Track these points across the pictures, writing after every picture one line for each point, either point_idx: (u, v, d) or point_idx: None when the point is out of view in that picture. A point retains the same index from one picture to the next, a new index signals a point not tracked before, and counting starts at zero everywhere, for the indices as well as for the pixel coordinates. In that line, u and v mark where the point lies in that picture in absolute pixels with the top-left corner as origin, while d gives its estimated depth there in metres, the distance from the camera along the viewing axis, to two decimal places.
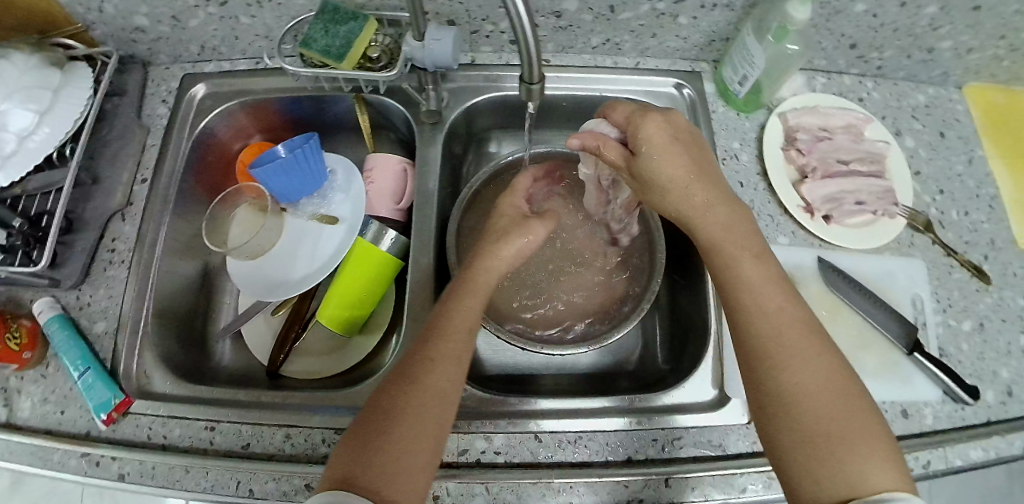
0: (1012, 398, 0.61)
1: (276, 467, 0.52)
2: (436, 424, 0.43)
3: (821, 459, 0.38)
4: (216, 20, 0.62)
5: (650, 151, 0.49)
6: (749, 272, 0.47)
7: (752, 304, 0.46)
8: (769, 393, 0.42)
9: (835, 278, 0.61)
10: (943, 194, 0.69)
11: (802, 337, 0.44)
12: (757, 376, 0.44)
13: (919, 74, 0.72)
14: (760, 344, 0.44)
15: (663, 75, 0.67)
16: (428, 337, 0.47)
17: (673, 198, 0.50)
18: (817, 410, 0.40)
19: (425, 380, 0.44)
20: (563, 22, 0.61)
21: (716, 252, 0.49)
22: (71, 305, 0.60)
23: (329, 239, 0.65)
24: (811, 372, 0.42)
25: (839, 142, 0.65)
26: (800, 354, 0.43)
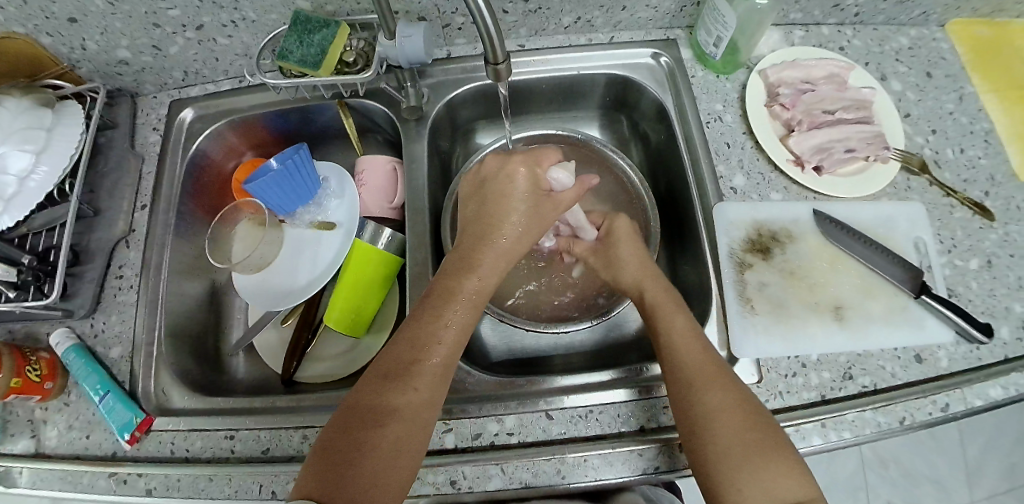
0: None
1: (297, 467, 0.53)
2: (417, 434, 0.44)
3: (741, 468, 0.43)
4: (195, 44, 0.64)
5: (622, 245, 0.60)
6: (678, 319, 0.53)
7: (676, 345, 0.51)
8: (690, 416, 0.47)
9: (833, 228, 0.59)
10: (936, 134, 0.68)
11: (716, 372, 0.49)
12: (681, 400, 0.48)
13: (898, 16, 0.71)
14: (686, 373, 0.49)
15: (639, 47, 0.66)
16: (404, 363, 0.46)
17: (633, 266, 0.59)
18: (733, 428, 0.45)
19: (398, 395, 0.44)
20: (532, 6, 0.61)
21: (661, 307, 0.54)
22: (86, 334, 0.61)
23: (328, 244, 0.66)
24: (724, 397, 0.47)
25: (822, 92, 0.64)
26: (716, 381, 0.48)
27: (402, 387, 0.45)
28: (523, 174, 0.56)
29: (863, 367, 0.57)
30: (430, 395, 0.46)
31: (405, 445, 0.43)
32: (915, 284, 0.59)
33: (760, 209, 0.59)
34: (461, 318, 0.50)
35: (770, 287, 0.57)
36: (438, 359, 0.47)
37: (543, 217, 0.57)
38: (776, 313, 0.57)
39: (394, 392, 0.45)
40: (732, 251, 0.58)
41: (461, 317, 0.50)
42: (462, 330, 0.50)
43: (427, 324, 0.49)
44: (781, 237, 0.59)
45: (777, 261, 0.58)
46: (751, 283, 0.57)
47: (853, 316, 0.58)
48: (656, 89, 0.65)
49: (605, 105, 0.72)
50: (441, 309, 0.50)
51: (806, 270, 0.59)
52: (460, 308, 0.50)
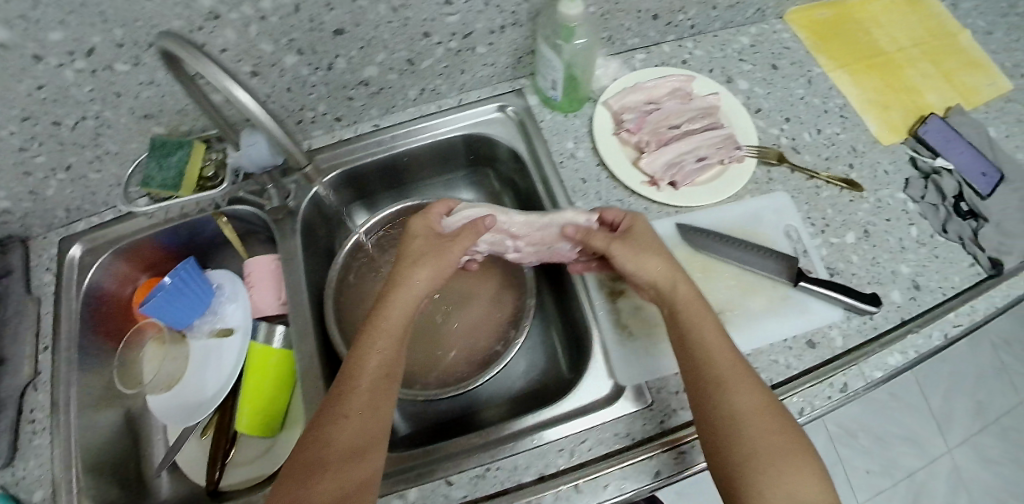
0: (920, 290, 0.64)
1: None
2: (364, 480, 0.44)
3: (765, 472, 0.43)
4: (70, 183, 0.66)
5: (642, 236, 0.55)
6: (708, 319, 0.50)
7: (705, 339, 0.49)
8: (718, 412, 0.45)
9: (698, 238, 0.61)
10: (790, 121, 0.70)
11: (738, 370, 0.48)
12: (709, 401, 0.46)
13: (735, 18, 0.74)
14: (714, 373, 0.47)
15: (485, 103, 0.69)
16: (331, 407, 0.47)
17: (659, 261, 0.53)
18: (758, 431, 0.44)
19: (327, 445, 0.44)
20: (374, 87, 0.65)
21: (681, 313, 0.51)
22: (6, 483, 0.61)
23: (228, 351, 0.68)
24: (747, 397, 0.46)
25: (668, 110, 0.66)
26: (744, 382, 0.47)
27: (335, 422, 0.45)
28: (421, 224, 0.58)
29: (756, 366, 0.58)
30: (362, 452, 0.45)
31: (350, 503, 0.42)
32: (792, 272, 0.61)
33: None
34: (387, 355, 0.50)
35: (645, 309, 0.59)
36: (360, 401, 0.47)
37: (440, 255, 0.55)
38: (653, 333, 0.58)
39: (325, 458, 0.44)
40: (601, 281, 0.60)
41: (382, 351, 0.49)
42: (376, 379, 0.48)
43: (341, 381, 0.48)
44: None
45: None
46: (625, 308, 0.59)
47: (734, 317, 0.60)
48: (509, 138, 0.68)
49: (471, 164, 0.73)
50: (347, 369, 0.49)
51: None
52: (375, 363, 0.49)
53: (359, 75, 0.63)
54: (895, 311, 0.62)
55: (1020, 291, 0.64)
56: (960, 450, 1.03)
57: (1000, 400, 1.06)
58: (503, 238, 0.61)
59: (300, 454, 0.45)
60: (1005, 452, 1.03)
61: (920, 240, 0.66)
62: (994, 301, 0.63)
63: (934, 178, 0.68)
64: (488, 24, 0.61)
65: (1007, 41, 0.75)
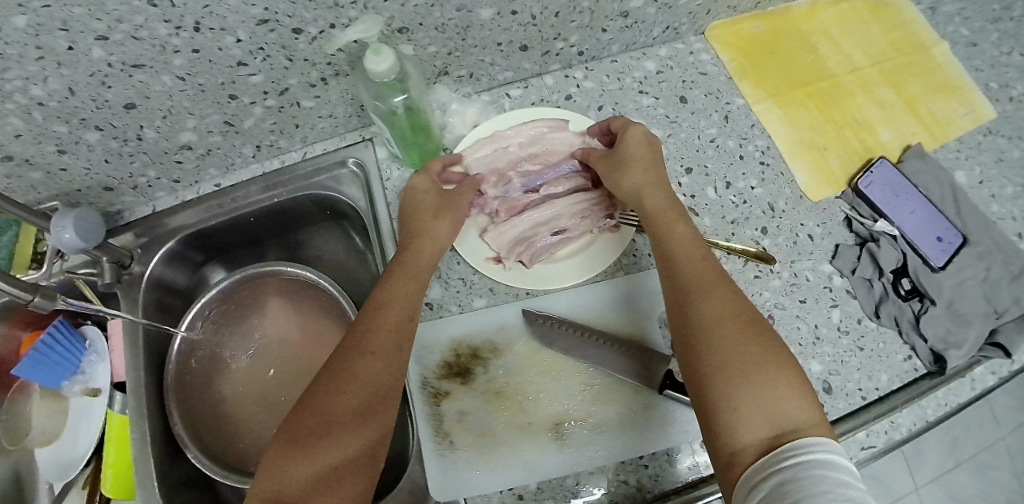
0: (831, 394, 0.51)
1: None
2: (367, 424, 0.40)
3: (739, 388, 0.36)
4: None
5: (632, 144, 0.52)
6: (679, 228, 0.47)
7: (677, 252, 0.45)
8: (688, 323, 0.41)
9: (543, 330, 0.52)
10: (691, 172, 0.58)
11: (714, 281, 0.43)
12: (681, 314, 0.42)
13: (637, 39, 0.60)
14: (683, 281, 0.43)
15: (329, 158, 0.61)
16: (352, 342, 0.44)
17: (639, 170, 0.50)
18: (731, 336, 0.39)
19: (354, 379, 0.41)
20: (201, 150, 0.58)
21: (664, 219, 0.48)
22: None
23: (96, 407, 0.66)
24: (720, 303, 0.41)
25: (528, 169, 0.56)
26: (717, 289, 0.42)
27: (354, 356, 0.42)
28: (423, 180, 0.53)
29: (596, 488, 0.50)
30: (367, 392, 0.41)
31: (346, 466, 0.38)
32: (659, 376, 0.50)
33: (455, 323, 0.53)
34: (406, 295, 0.47)
35: (470, 415, 0.51)
36: (388, 341, 0.44)
37: (456, 212, 0.52)
38: (480, 444, 0.50)
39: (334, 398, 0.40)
40: (424, 382, 0.52)
41: (406, 291, 0.47)
42: (391, 329, 0.44)
43: (373, 310, 0.45)
44: (483, 353, 0.52)
45: (478, 385, 0.52)
46: (448, 413, 0.51)
47: (576, 429, 0.51)
48: (354, 197, 0.60)
49: (329, 218, 0.66)
50: (376, 309, 0.45)
51: (516, 386, 0.52)
52: (398, 303, 0.46)
53: (178, 140, 0.56)
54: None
55: (961, 399, 0.51)
56: (927, 489, 0.89)
57: (978, 435, 0.90)
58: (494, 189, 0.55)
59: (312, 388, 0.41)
60: (981, 493, 0.88)
61: (843, 327, 0.53)
62: (924, 413, 0.50)
63: (869, 246, 0.55)
64: (304, 78, 0.53)
65: (993, 54, 0.65)
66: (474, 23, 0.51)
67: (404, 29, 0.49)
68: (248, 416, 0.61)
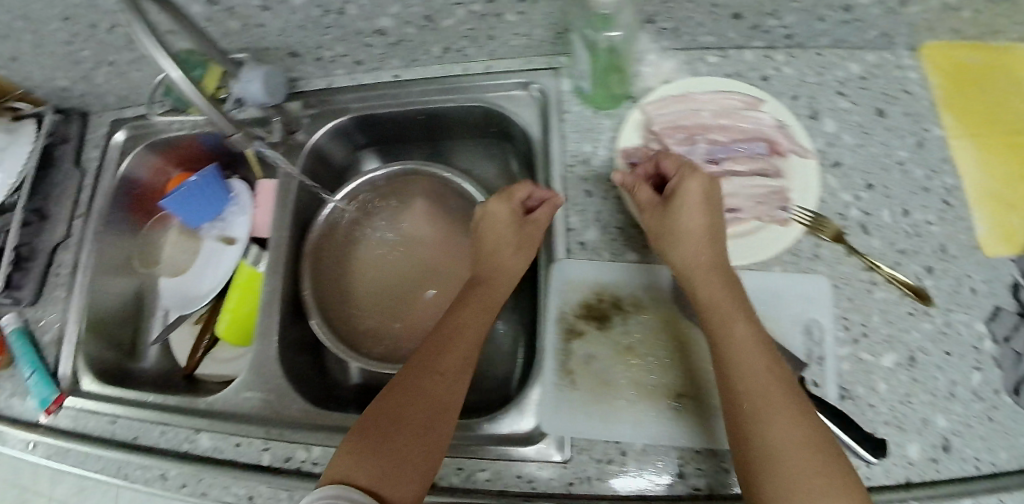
0: (947, 455, 0.49)
1: (163, 458, 0.62)
2: (426, 431, 0.43)
3: None
4: (114, 74, 0.70)
5: (684, 209, 0.47)
6: (741, 327, 0.42)
7: (734, 358, 0.41)
8: (752, 449, 0.38)
9: (689, 298, 0.52)
10: (871, 190, 0.55)
11: (786, 399, 0.39)
12: (739, 433, 0.39)
13: (849, 38, 0.57)
14: (743, 395, 0.39)
15: (513, 78, 0.61)
16: (421, 358, 0.47)
17: (699, 247, 0.46)
18: (802, 469, 0.36)
19: (415, 392, 0.44)
20: (392, 38, 0.59)
21: (727, 314, 0.43)
22: (31, 319, 0.74)
23: (227, 257, 0.74)
24: (790, 429, 0.37)
25: (714, 138, 0.54)
26: (787, 410, 0.38)
27: (423, 373, 0.45)
28: (544, 213, 0.53)
29: (699, 468, 0.48)
30: (436, 406, 0.44)
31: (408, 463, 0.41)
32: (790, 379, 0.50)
33: (605, 269, 0.54)
34: (474, 317, 0.50)
35: (599, 361, 0.52)
36: (460, 359, 0.47)
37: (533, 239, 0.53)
38: (602, 392, 0.51)
39: (404, 411, 0.43)
40: (562, 316, 0.53)
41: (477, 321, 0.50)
42: (467, 349, 0.48)
43: (442, 336, 0.48)
44: (625, 304, 0.53)
45: (614, 333, 0.52)
46: (576, 352, 0.52)
47: (698, 407, 0.49)
48: (527, 122, 0.60)
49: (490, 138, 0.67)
50: (454, 335, 0.48)
51: (650, 345, 0.52)
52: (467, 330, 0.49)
53: (373, 24, 0.57)
54: (902, 468, 0.49)
55: None
56: None
57: None
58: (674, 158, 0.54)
59: (387, 392, 0.45)
60: None
61: (979, 392, 0.51)
62: None
63: None
64: None
65: None
66: None
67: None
68: (368, 301, 0.66)
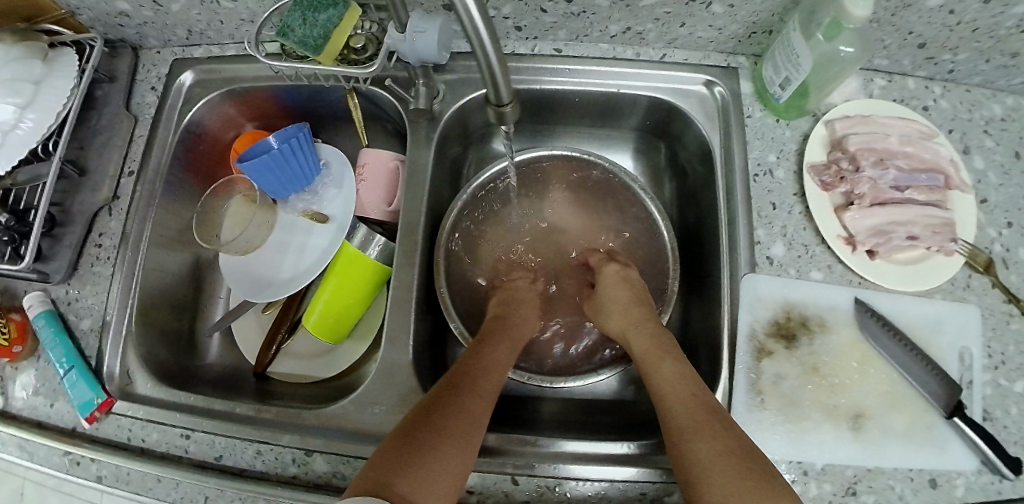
0: None
1: (267, 487, 0.52)
2: (466, 451, 0.43)
3: None
4: (197, 4, 0.58)
5: (612, 288, 0.60)
6: (668, 367, 0.51)
7: (666, 390, 0.49)
8: (683, 461, 0.43)
9: (870, 322, 0.55)
10: (1013, 227, 0.58)
11: (706, 416, 0.45)
12: (674, 450, 0.44)
13: (999, 80, 0.61)
14: (671, 420, 0.46)
15: (692, 72, 0.62)
16: (460, 380, 0.48)
17: (619, 317, 0.58)
18: (726, 473, 0.41)
19: (452, 406, 0.45)
20: (575, 8, 0.56)
21: (654, 359, 0.52)
22: (60, 299, 0.61)
23: (319, 238, 0.64)
24: (714, 442, 0.43)
25: (899, 164, 0.57)
26: (706, 427, 0.44)
27: (465, 393, 0.47)
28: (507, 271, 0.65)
29: (870, 485, 0.51)
30: (467, 422, 0.45)
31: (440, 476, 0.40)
32: (950, 402, 0.52)
33: (794, 288, 0.56)
34: (500, 356, 0.53)
35: (786, 381, 0.54)
36: (483, 384, 0.49)
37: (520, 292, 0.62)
38: (789, 413, 0.53)
39: (444, 422, 0.43)
40: (753, 334, 0.55)
41: (500, 352, 0.53)
42: (494, 383, 0.50)
43: (465, 365, 0.50)
44: (812, 325, 0.56)
45: (800, 353, 0.55)
46: (767, 372, 0.54)
47: (872, 427, 0.53)
48: (703, 123, 0.62)
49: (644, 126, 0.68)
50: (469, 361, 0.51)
51: (832, 367, 0.54)
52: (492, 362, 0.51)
53: None
54: None
55: None
56: None
57: None
58: (868, 179, 0.56)
59: (427, 406, 0.45)
60: None
61: None
62: None
63: None
64: None
65: None
66: (914, 6, 0.52)
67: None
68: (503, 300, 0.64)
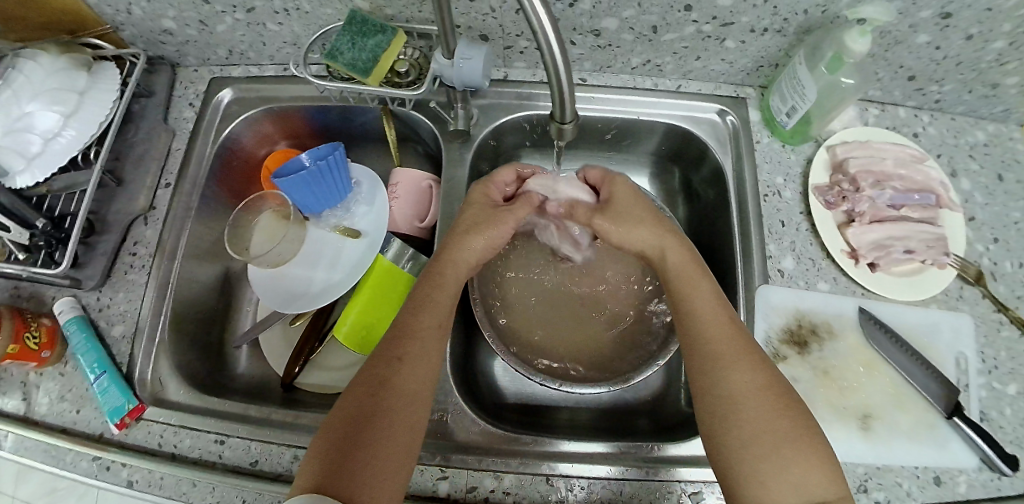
0: None
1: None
2: (409, 428, 0.45)
3: (764, 459, 0.42)
4: (244, 26, 0.60)
5: (620, 202, 0.58)
6: (701, 288, 0.52)
7: (702, 314, 0.50)
8: (715, 392, 0.46)
9: (876, 330, 0.58)
10: (997, 243, 0.64)
11: (741, 350, 0.47)
12: (706, 380, 0.47)
13: (979, 109, 0.67)
14: (708, 349, 0.48)
15: (706, 101, 0.67)
16: (390, 350, 0.48)
17: (644, 229, 0.56)
18: (758, 409, 0.44)
19: (387, 383, 0.45)
20: (602, 41, 0.61)
21: (682, 281, 0.53)
22: (91, 306, 0.61)
23: (350, 252, 0.65)
24: (750, 378, 0.46)
25: (896, 185, 0.61)
26: (743, 362, 0.47)
27: (397, 366, 0.46)
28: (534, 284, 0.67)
29: (879, 482, 0.54)
30: (405, 400, 0.45)
31: (381, 463, 0.42)
32: (950, 402, 0.55)
33: (805, 298, 0.60)
34: (440, 310, 0.51)
35: (801, 384, 0.57)
36: (421, 349, 0.48)
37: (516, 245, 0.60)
38: None
39: (380, 406, 0.44)
40: (768, 339, 0.59)
41: (445, 307, 0.52)
42: (431, 346, 0.49)
43: (397, 328, 0.49)
44: (821, 332, 0.60)
45: (812, 358, 0.59)
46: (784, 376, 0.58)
47: (880, 427, 0.56)
48: (716, 145, 0.66)
49: (659, 148, 0.73)
50: (411, 327, 0.49)
51: (841, 370, 0.58)
52: (429, 327, 0.49)
53: (594, 24, 0.59)
54: None
55: None
56: None
57: None
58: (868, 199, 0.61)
59: (363, 383, 0.46)
60: None
61: None
62: None
63: None
64: (754, 22, 0.57)
65: None
66: (906, 42, 0.57)
67: (863, 22, 0.53)
68: (532, 311, 0.66)
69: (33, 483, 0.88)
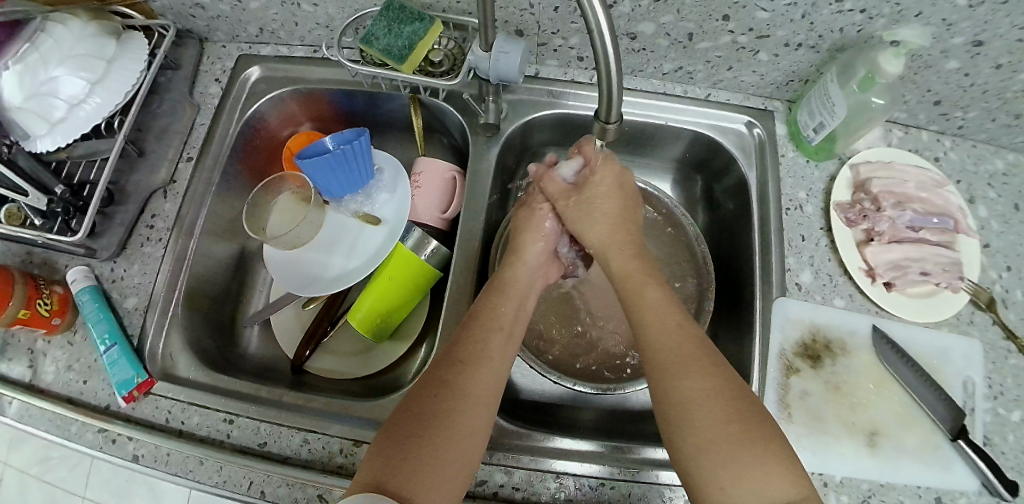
0: None
1: (314, 476, 0.52)
2: (476, 430, 0.44)
3: (723, 465, 0.40)
4: (278, 4, 0.60)
5: (599, 191, 0.57)
6: (653, 291, 0.51)
7: (654, 317, 0.49)
8: (665, 398, 0.44)
9: (888, 349, 0.59)
10: (1011, 271, 0.64)
11: (691, 351, 0.46)
12: (659, 386, 0.45)
13: (1002, 137, 0.67)
14: (661, 354, 0.47)
15: (734, 112, 0.68)
16: (454, 353, 0.48)
17: (603, 223, 0.57)
18: (710, 412, 0.42)
19: (454, 385, 0.45)
20: (637, 44, 0.62)
21: (637, 282, 0.52)
22: (104, 276, 0.61)
23: (369, 238, 0.65)
24: (699, 381, 0.44)
25: (917, 207, 0.62)
26: (694, 363, 0.45)
27: (464, 369, 0.47)
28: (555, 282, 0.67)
29: (882, 499, 0.55)
30: (470, 401, 0.45)
31: (440, 465, 0.41)
32: (955, 425, 0.56)
33: (821, 312, 0.61)
34: (507, 314, 0.52)
35: (813, 398, 0.58)
36: (489, 355, 0.48)
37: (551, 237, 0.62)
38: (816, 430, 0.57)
39: (444, 406, 0.44)
40: (783, 351, 0.60)
41: (512, 313, 0.53)
42: (500, 351, 0.49)
43: (464, 331, 0.50)
44: (835, 347, 0.60)
45: (824, 373, 0.59)
46: (794, 389, 0.58)
47: (887, 446, 0.56)
48: (739, 156, 0.67)
49: (682, 155, 0.73)
50: (477, 330, 0.50)
51: (851, 387, 0.59)
52: (495, 330, 0.50)
53: (631, 27, 0.59)
54: None
55: None
56: None
57: None
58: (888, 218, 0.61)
59: (428, 383, 0.46)
60: None
61: None
62: None
63: None
64: (789, 37, 0.57)
65: None
66: (935, 67, 0.58)
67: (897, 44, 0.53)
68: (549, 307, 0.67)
69: (28, 449, 0.87)
